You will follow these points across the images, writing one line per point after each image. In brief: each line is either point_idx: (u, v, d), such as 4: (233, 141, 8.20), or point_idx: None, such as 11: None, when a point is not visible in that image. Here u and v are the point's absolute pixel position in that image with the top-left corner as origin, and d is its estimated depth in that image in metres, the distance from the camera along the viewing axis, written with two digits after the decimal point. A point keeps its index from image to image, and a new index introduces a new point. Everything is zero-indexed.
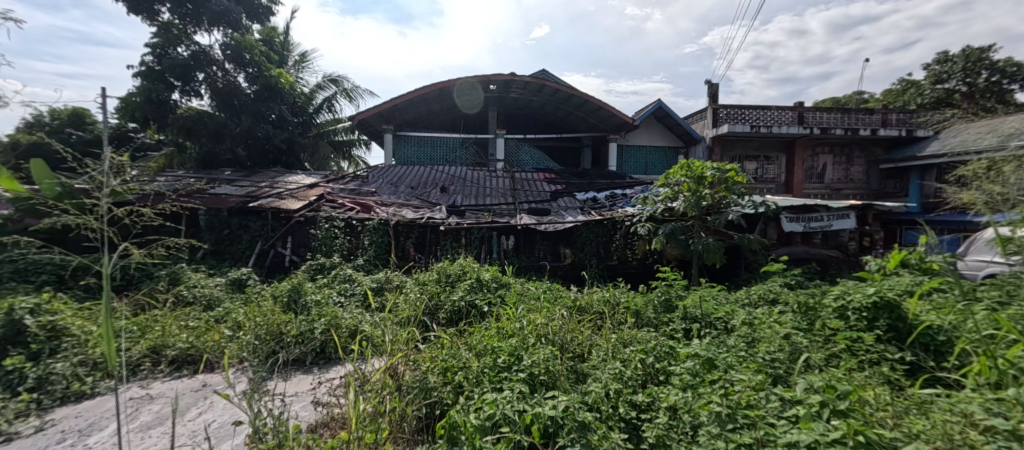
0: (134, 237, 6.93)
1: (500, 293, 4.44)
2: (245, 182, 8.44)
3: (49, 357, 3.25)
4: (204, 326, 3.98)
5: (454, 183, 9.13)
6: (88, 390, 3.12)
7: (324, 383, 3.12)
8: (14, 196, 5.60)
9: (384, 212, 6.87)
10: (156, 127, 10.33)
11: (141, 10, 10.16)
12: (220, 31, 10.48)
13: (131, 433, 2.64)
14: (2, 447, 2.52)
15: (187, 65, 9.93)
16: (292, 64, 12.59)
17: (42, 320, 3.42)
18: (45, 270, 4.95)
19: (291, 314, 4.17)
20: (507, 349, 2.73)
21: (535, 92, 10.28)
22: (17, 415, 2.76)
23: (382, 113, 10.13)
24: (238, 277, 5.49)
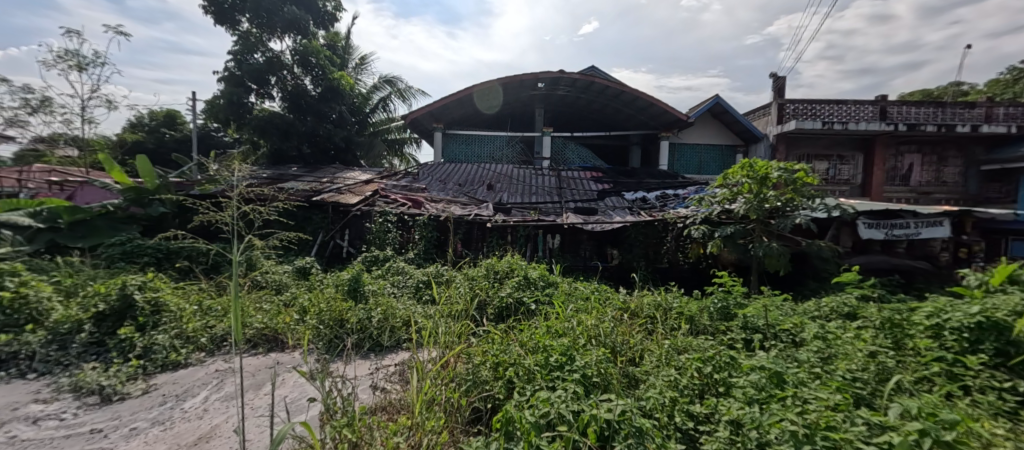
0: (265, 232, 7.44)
1: (548, 292, 4.42)
2: (308, 177, 9.07)
3: (152, 329, 3.71)
4: (276, 309, 4.33)
5: (500, 180, 9.21)
6: (182, 360, 3.51)
7: (381, 370, 3.28)
8: (124, 188, 6.47)
9: (434, 208, 7.09)
10: (236, 127, 11.42)
11: (225, 21, 11.27)
12: (291, 38, 11.39)
13: (217, 401, 2.95)
14: (118, 404, 2.90)
15: (263, 70, 10.86)
16: (353, 66, 13.33)
17: (147, 295, 3.90)
18: (147, 253, 5.62)
19: (351, 302, 4.42)
20: (558, 348, 2.72)
21: (584, 88, 10.11)
22: (128, 377, 3.19)
23: (432, 112, 10.46)
24: (302, 266, 5.92)
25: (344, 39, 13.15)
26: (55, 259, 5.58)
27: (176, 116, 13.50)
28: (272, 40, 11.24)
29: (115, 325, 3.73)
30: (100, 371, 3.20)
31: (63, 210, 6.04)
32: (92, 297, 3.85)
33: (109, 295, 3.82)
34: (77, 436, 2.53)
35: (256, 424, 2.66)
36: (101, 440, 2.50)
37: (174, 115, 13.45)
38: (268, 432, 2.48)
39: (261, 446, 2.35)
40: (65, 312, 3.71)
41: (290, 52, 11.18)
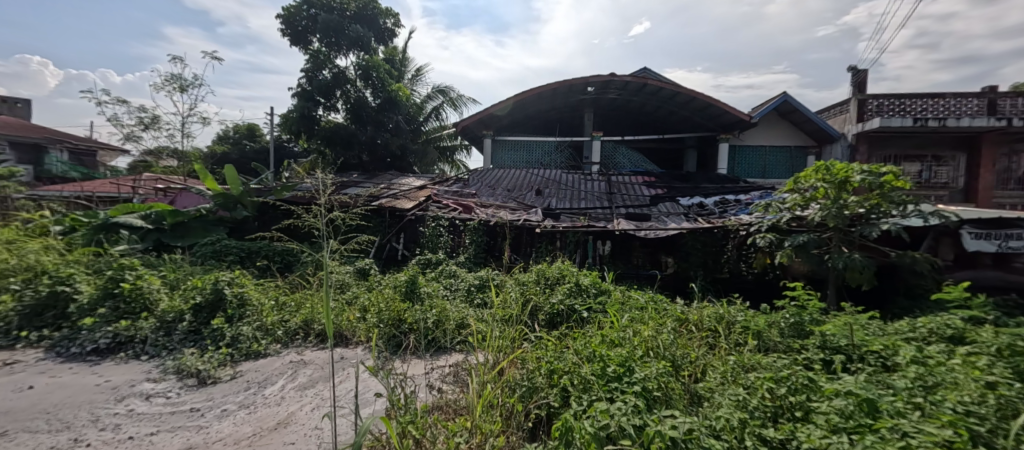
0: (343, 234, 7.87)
1: (600, 300, 4.30)
2: (369, 184, 9.62)
3: (238, 321, 4.13)
4: (341, 307, 4.62)
5: (550, 186, 9.17)
6: (262, 350, 3.85)
7: (435, 370, 3.36)
8: (216, 194, 7.28)
9: (484, 213, 7.19)
10: (307, 138, 12.41)
11: (299, 42, 12.36)
12: (355, 55, 12.23)
13: (292, 390, 3.19)
14: (212, 387, 3.25)
15: (331, 85, 11.73)
16: (410, 78, 13.98)
17: (235, 290, 4.34)
18: (233, 252, 6.26)
19: (407, 303, 4.60)
20: (615, 358, 2.63)
21: (636, 91, 9.80)
22: (219, 363, 3.56)
23: (482, 119, 10.68)
24: (362, 267, 6.27)
25: (402, 52, 13.85)
26: (161, 256, 6.38)
27: (256, 129, 14.95)
28: (339, 57, 12.14)
29: (209, 316, 4.18)
30: (197, 356, 3.61)
31: (168, 213, 6.90)
32: (191, 290, 4.35)
33: (203, 289, 4.30)
34: (180, 413, 2.87)
35: (327, 414, 2.85)
36: (199, 418, 2.80)
37: (255, 128, 14.91)
38: (338, 421, 2.65)
39: (333, 436, 2.50)
40: (170, 302, 4.22)
41: (354, 67, 11.98)
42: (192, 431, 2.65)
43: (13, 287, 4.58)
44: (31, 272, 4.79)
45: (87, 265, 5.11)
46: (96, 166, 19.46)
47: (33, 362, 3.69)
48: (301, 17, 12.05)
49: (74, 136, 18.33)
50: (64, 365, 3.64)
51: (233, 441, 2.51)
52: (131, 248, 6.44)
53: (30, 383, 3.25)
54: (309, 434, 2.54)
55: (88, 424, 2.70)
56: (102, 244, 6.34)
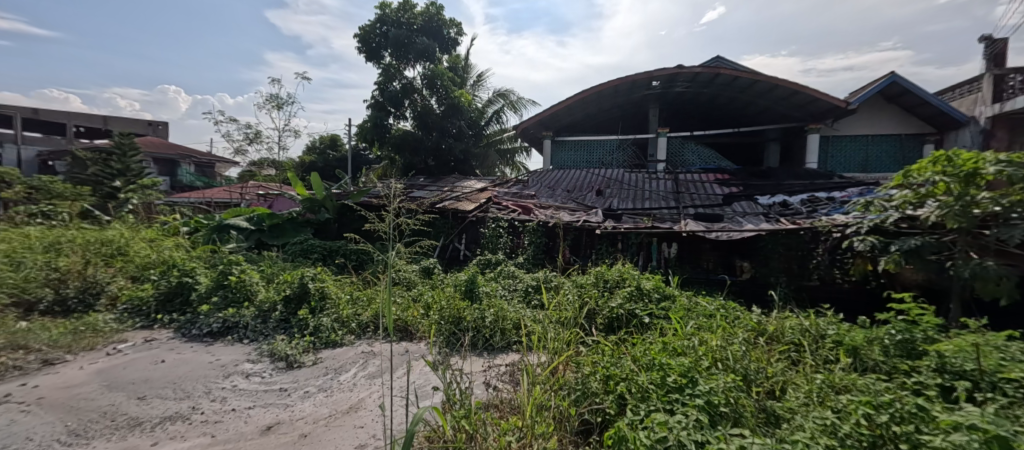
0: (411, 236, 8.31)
1: (664, 306, 4.04)
2: (433, 187, 10.02)
3: (320, 313, 4.50)
4: (406, 303, 4.83)
5: (611, 186, 8.88)
6: (338, 340, 4.14)
7: (493, 368, 3.36)
8: (306, 199, 8.06)
9: (543, 214, 7.14)
10: (378, 145, 13.25)
11: (372, 57, 13.20)
12: (421, 65, 12.83)
13: (363, 378, 3.39)
14: (296, 371, 3.56)
15: (400, 95, 12.41)
16: (471, 84, 14.31)
17: (318, 285, 4.73)
18: (317, 252, 6.86)
19: (468, 302, 4.69)
20: (677, 368, 2.44)
21: (706, 83, 9.17)
22: (304, 350, 3.91)
23: (541, 121, 10.64)
24: (427, 266, 6.51)
25: (465, 60, 14.28)
26: (261, 253, 7.18)
27: (336, 139, 16.31)
28: (407, 68, 12.82)
29: (297, 307, 4.63)
30: (287, 343, 3.99)
31: (266, 216, 7.77)
32: (282, 284, 4.84)
33: (292, 283, 4.75)
34: (271, 392, 3.17)
35: (395, 401, 2.96)
36: (286, 397, 3.08)
37: (335, 138, 16.27)
38: (404, 410, 2.74)
39: (399, 422, 2.59)
40: (267, 294, 4.73)
41: (421, 77, 12.57)
42: (279, 408, 2.91)
43: (152, 277, 5.44)
44: (165, 266, 5.65)
45: (205, 260, 5.90)
46: (214, 176, 22.59)
47: (166, 339, 4.33)
48: (374, 33, 12.88)
49: (199, 151, 21.50)
50: (187, 343, 4.22)
51: (313, 420, 2.70)
52: (238, 246, 7.33)
53: (163, 357, 3.78)
54: (376, 417, 2.65)
55: (203, 395, 3.09)
56: (217, 243, 7.30)
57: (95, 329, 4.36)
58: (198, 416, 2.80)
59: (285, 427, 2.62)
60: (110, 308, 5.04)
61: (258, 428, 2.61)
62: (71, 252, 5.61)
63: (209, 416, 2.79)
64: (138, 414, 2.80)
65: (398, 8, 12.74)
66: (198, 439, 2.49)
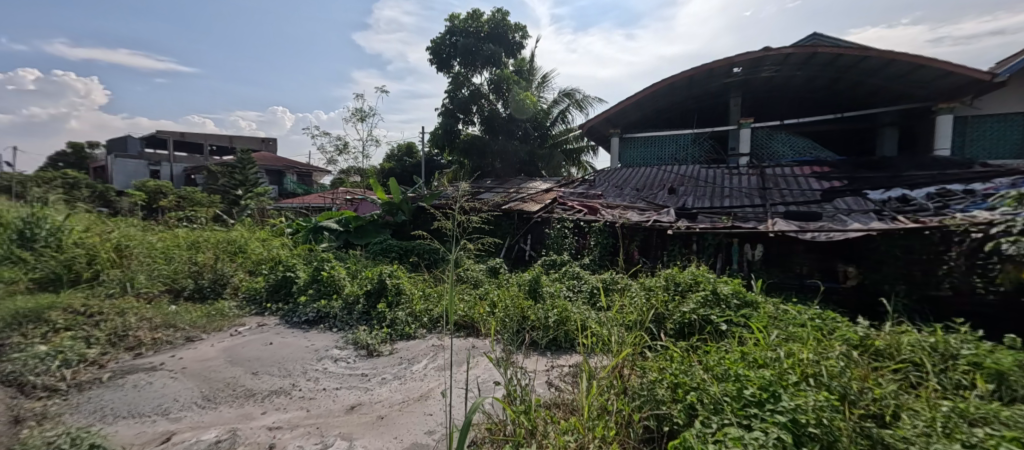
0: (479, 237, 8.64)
1: (745, 314, 3.64)
2: (499, 189, 10.26)
3: (396, 306, 4.85)
4: (474, 301, 5.01)
5: (685, 183, 8.39)
6: (412, 333, 4.43)
7: (555, 368, 3.36)
8: (385, 202, 8.72)
9: (610, 214, 6.95)
10: (449, 150, 13.88)
11: (442, 67, 13.84)
12: (488, 71, 13.22)
13: (433, 369, 3.56)
14: (375, 359, 3.86)
15: (468, 101, 12.89)
16: (535, 86, 14.32)
17: (394, 281, 5.09)
18: (394, 252, 7.40)
19: (532, 301, 4.73)
20: (757, 380, 2.20)
21: (799, 64, 8.28)
22: (382, 341, 4.25)
23: (609, 118, 10.41)
24: (493, 265, 6.69)
25: (530, 62, 14.42)
26: (349, 252, 7.92)
27: (412, 146, 17.41)
28: (475, 75, 13.28)
29: (376, 301, 5.03)
30: (367, 333, 4.34)
31: (352, 218, 8.55)
32: (365, 279, 5.29)
33: (372, 278, 5.17)
34: (354, 376, 3.48)
35: (461, 393, 3.07)
36: (366, 382, 3.35)
37: (411, 145, 17.38)
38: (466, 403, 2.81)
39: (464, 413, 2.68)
40: (352, 288, 5.21)
41: (488, 83, 12.94)
42: (361, 390, 3.18)
43: (264, 271, 6.26)
44: (272, 262, 6.48)
45: (304, 257, 6.65)
46: (312, 183, 25.41)
47: (274, 324, 4.95)
48: (445, 44, 13.51)
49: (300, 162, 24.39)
50: (289, 329, 4.77)
51: (389, 404, 2.90)
52: (330, 245, 8.16)
53: (270, 340, 4.31)
54: (444, 406, 2.76)
55: (301, 374, 3.48)
56: (313, 242, 8.20)
57: (222, 314, 5.13)
58: (298, 392, 3.16)
59: (365, 408, 2.85)
60: (233, 296, 5.91)
61: (344, 407, 2.87)
62: (205, 249, 6.67)
63: (306, 393, 3.14)
64: (252, 386, 3.22)
65: (467, 18, 13.26)
66: (296, 411, 2.80)
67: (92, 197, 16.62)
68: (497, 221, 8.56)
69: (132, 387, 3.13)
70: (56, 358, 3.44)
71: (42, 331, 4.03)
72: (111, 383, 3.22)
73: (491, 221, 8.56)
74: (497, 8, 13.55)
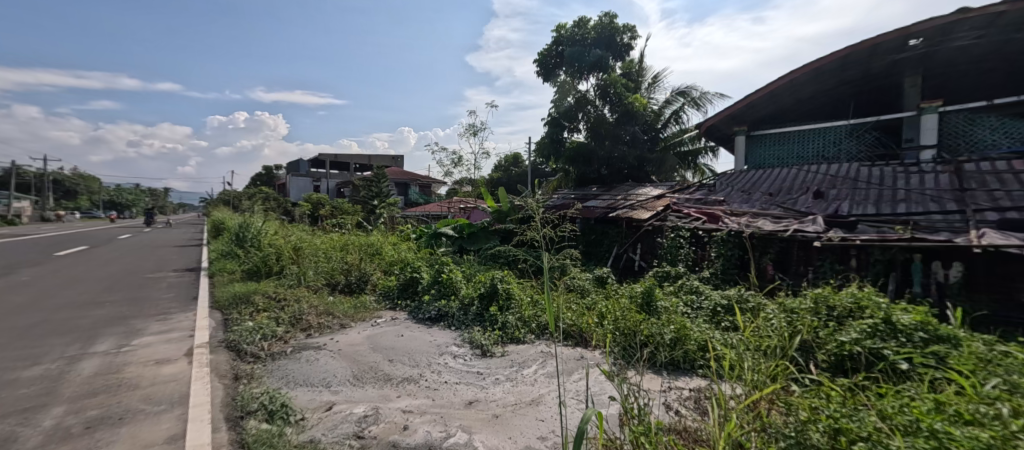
0: (587, 246, 8.58)
1: (936, 350, 2.74)
2: (606, 196, 10.01)
3: (507, 310, 5.07)
4: (582, 310, 4.94)
5: (837, 186, 7.07)
6: (521, 338, 4.58)
7: (674, 391, 3.07)
8: (495, 210, 9.22)
9: (736, 222, 6.24)
10: (555, 160, 13.85)
11: (549, 77, 14.04)
12: (594, 76, 13.05)
13: (544, 375, 3.62)
14: (489, 360, 4.07)
15: (574, 109, 12.75)
16: (645, 88, 13.88)
17: (505, 286, 5.34)
18: (503, 258, 7.77)
19: (644, 315, 4.46)
20: (966, 441, 1.60)
21: (1018, 22, 6.40)
22: (495, 342, 4.48)
23: (734, 114, 9.41)
24: (600, 275, 6.54)
25: (639, 64, 13.92)
26: (463, 256, 8.55)
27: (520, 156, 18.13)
28: (580, 81, 13.22)
29: (488, 304, 5.32)
30: (481, 334, 4.61)
31: (466, 225, 9.25)
32: (478, 283, 5.67)
33: (486, 282, 5.51)
34: (470, 373, 3.72)
35: (572, 403, 3.04)
36: (481, 380, 3.56)
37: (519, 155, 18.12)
38: (578, 414, 2.76)
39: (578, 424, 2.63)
40: (468, 291, 5.62)
41: (595, 89, 12.72)
42: (477, 388, 3.38)
43: (396, 271, 7.15)
44: (401, 263, 7.38)
45: (426, 260, 7.41)
46: (432, 193, 28.29)
47: (404, 319, 5.59)
48: (552, 55, 13.79)
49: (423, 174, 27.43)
50: (415, 324, 5.32)
51: (504, 404, 3.03)
52: (447, 250, 8.92)
53: (400, 333, 4.88)
54: (556, 414, 2.77)
55: (427, 366, 3.86)
56: (433, 247, 9.09)
57: (366, 306, 6.00)
58: (423, 382, 3.49)
59: (483, 405, 3.02)
60: (373, 292, 6.86)
61: (464, 401, 3.08)
62: (351, 250, 7.89)
63: (430, 383, 3.46)
64: (389, 372, 3.69)
65: (573, 27, 13.36)
66: (424, 399, 3.10)
67: (276, 207, 21.05)
68: (604, 230, 8.46)
69: (306, 361, 3.84)
70: (260, 333, 4.42)
71: (249, 310, 5.29)
72: (292, 356, 4.00)
73: (598, 229, 8.53)
74: (604, 12, 13.40)
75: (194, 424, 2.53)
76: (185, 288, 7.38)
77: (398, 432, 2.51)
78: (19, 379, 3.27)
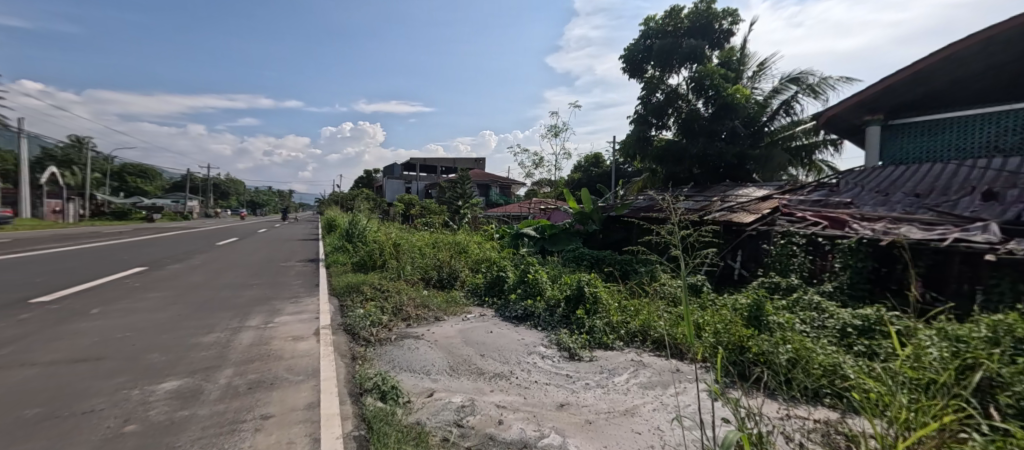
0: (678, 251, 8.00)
1: None
2: (701, 197, 9.25)
3: (594, 314, 4.95)
4: (676, 320, 4.59)
5: (1018, 185, 5.65)
6: (610, 344, 4.42)
7: (793, 419, 2.68)
8: (578, 211, 9.07)
9: (869, 229, 5.33)
10: (640, 159, 13.12)
11: (635, 72, 13.28)
12: (687, 68, 12.14)
13: (636, 386, 3.44)
14: (577, 364, 3.99)
15: (664, 104, 11.94)
16: (749, 77, 12.62)
17: (591, 290, 5.21)
18: (586, 260, 7.60)
19: (752, 330, 3.99)
20: None
21: None
22: (582, 345, 4.39)
23: (865, 101, 8.03)
24: (695, 283, 6.04)
25: (741, 51, 12.67)
26: (546, 257, 8.54)
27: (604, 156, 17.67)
28: (671, 75, 12.35)
29: (574, 307, 5.26)
30: (569, 336, 4.57)
31: (548, 226, 9.26)
32: (564, 285, 5.62)
33: (571, 285, 5.46)
34: (558, 376, 3.69)
35: (669, 417, 2.85)
36: (571, 383, 3.51)
37: None
38: (679, 431, 2.56)
39: (678, 441, 2.43)
40: (554, 292, 5.60)
41: (687, 82, 11.81)
42: (567, 391, 3.35)
43: (482, 269, 7.43)
44: (487, 262, 7.64)
45: (511, 260, 7.57)
46: (513, 194, 29.06)
47: (492, 316, 5.78)
48: (639, 49, 13.01)
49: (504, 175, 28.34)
50: (501, 322, 5.45)
51: (597, 411, 2.95)
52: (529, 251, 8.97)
53: (489, 329, 5.04)
54: (653, 429, 2.61)
55: (516, 364, 3.94)
56: (515, 247, 9.23)
57: (456, 301, 6.33)
58: (511, 379, 3.56)
59: (574, 409, 2.98)
60: (461, 288, 7.20)
61: (555, 403, 3.07)
62: (442, 248, 8.40)
63: (518, 382, 3.51)
64: (481, 366, 3.84)
65: (664, 18, 12.57)
66: (515, 397, 3.16)
67: (375, 207, 23.26)
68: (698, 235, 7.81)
69: (408, 348, 4.18)
70: (369, 320, 4.94)
71: (360, 298, 5.94)
72: (395, 343, 4.38)
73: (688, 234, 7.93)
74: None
75: (326, 395, 2.89)
76: (308, 277, 8.53)
77: (494, 425, 2.59)
78: (200, 343, 4.07)
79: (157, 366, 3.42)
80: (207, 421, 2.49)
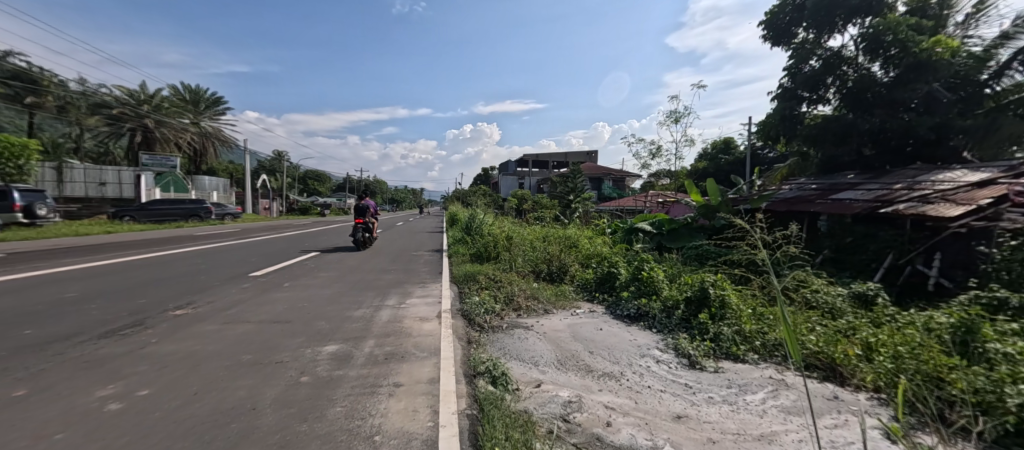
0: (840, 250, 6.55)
1: None
2: (874, 184, 7.45)
3: (719, 320, 4.35)
4: (834, 336, 3.72)
5: None
6: (741, 355, 3.80)
7: None
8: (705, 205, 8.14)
9: None
10: (785, 141, 11.18)
11: (781, 39, 11.32)
12: (858, 24, 9.91)
13: (776, 408, 2.87)
14: (698, 374, 3.52)
15: (821, 74, 9.92)
16: (958, 23, 9.66)
17: (718, 292, 4.58)
18: (713, 259, 6.81)
19: (956, 359, 2.98)
20: None
21: None
22: (705, 354, 3.87)
23: None
24: (862, 292, 4.87)
25: None
26: (662, 254, 7.84)
27: None
28: (832, 37, 10.19)
29: (697, 310, 4.70)
30: (689, 342, 4.09)
31: (667, 221, 8.54)
32: (684, 284, 5.06)
33: (693, 285, 4.88)
34: (676, 384, 3.30)
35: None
36: (690, 394, 3.10)
37: None
38: None
39: None
40: (672, 292, 5.08)
41: (857, 42, 9.63)
42: (686, 402, 2.97)
43: (593, 265, 7.17)
44: (599, 257, 7.37)
45: (624, 255, 7.15)
46: (626, 188, 28.02)
47: (602, 313, 5.49)
48: (786, 10, 11.00)
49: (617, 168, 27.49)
50: (613, 320, 5.16)
51: (721, 430, 2.53)
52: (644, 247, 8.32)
53: (600, 327, 4.80)
54: None
55: (628, 365, 3.66)
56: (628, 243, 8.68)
57: (566, 295, 6.23)
58: (623, 381, 3.31)
59: (694, 423, 2.62)
60: (571, 282, 7.07)
61: (670, 414, 2.74)
62: (552, 241, 8.38)
63: (630, 385, 3.24)
64: (591, 363, 3.66)
65: None
66: (626, 400, 2.91)
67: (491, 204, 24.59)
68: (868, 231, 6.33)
69: (518, 338, 4.23)
70: (484, 307, 5.15)
71: (476, 287, 6.27)
72: (506, 331, 4.47)
73: (855, 232, 6.50)
74: None
75: (445, 373, 3.06)
76: (434, 265, 9.40)
77: (602, 426, 2.41)
78: (352, 316, 4.75)
79: (323, 331, 4.09)
80: (355, 381, 2.85)
